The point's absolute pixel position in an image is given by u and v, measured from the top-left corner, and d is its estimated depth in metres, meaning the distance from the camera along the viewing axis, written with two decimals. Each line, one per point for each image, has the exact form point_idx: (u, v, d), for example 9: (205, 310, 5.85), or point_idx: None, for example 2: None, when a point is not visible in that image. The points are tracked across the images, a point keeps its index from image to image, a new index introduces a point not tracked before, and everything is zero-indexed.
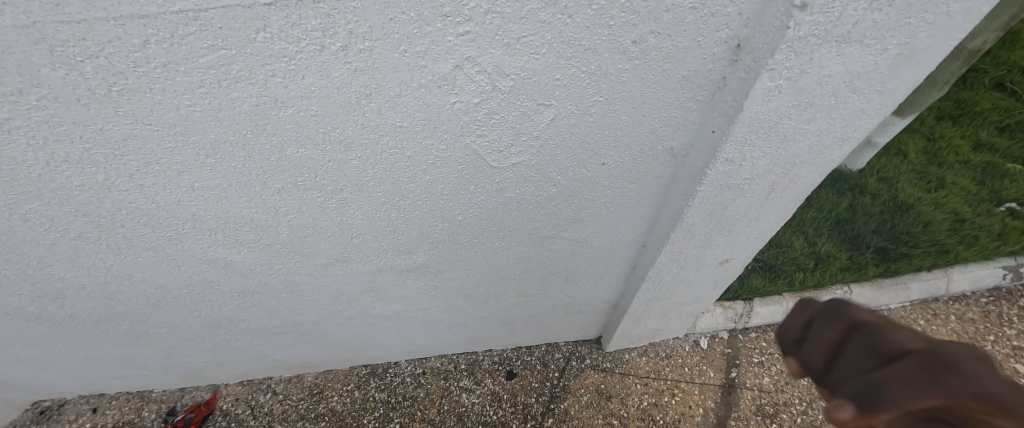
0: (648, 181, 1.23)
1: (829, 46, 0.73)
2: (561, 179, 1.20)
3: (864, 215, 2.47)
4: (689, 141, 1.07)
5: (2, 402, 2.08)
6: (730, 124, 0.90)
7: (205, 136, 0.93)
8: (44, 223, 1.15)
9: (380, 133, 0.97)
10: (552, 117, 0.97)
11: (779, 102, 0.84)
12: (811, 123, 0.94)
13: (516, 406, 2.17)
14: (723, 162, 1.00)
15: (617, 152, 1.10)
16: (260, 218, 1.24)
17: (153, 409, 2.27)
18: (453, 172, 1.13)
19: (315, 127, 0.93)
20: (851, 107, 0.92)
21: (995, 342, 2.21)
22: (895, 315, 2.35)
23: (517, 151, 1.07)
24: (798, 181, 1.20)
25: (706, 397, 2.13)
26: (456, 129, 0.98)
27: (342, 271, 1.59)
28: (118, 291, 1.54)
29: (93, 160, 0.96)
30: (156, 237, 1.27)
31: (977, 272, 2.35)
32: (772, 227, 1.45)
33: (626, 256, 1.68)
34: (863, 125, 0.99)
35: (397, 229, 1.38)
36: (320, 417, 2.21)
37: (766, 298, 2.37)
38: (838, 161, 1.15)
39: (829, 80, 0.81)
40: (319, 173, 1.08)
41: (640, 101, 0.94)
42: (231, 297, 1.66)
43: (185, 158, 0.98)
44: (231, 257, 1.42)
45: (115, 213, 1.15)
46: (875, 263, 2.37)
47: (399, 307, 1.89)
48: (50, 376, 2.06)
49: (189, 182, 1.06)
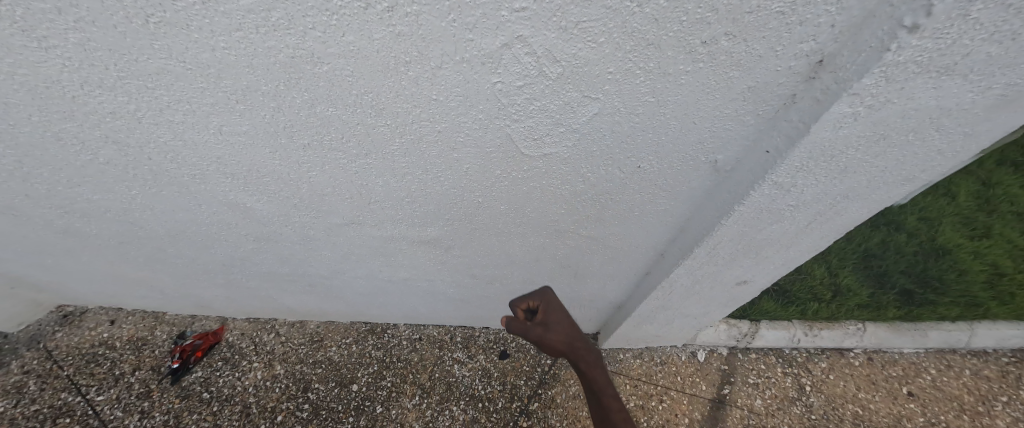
0: (681, 192, 1.17)
1: (926, 77, 0.65)
2: (591, 176, 1.14)
3: (895, 254, 2.33)
4: (736, 157, 1.00)
5: (30, 300, 2.21)
6: (790, 146, 0.83)
7: (237, 82, 0.90)
8: (75, 145, 1.16)
9: (413, 103, 0.93)
10: (597, 111, 0.90)
11: (851, 130, 0.77)
12: (878, 157, 0.87)
13: (504, 385, 2.18)
14: (770, 185, 0.94)
15: (656, 158, 1.04)
16: (283, 170, 1.23)
17: (165, 330, 2.36)
18: (481, 154, 1.08)
19: (348, 89, 0.90)
20: (927, 145, 0.84)
21: (1007, 404, 2.06)
22: (906, 359, 2.26)
23: (552, 141, 1.01)
24: (844, 214, 1.12)
25: (694, 408, 2.11)
26: (492, 110, 0.93)
27: (355, 234, 1.58)
28: (141, 219, 1.56)
29: (126, 90, 0.94)
30: (180, 174, 1.27)
31: (1005, 331, 2.19)
32: (803, 257, 1.38)
33: (642, 262, 1.63)
34: (933, 166, 0.91)
35: (415, 201, 1.35)
36: (318, 363, 2.27)
37: (774, 322, 2.31)
38: (892, 200, 1.07)
39: (913, 114, 0.74)
40: (346, 134, 1.05)
41: (694, 108, 0.87)
42: (246, 240, 1.68)
43: (215, 101, 0.96)
44: (250, 204, 1.42)
45: (143, 145, 1.14)
46: (897, 305, 2.27)
47: (406, 274, 1.89)
48: (73, 285, 2.15)
49: (217, 125, 1.04)
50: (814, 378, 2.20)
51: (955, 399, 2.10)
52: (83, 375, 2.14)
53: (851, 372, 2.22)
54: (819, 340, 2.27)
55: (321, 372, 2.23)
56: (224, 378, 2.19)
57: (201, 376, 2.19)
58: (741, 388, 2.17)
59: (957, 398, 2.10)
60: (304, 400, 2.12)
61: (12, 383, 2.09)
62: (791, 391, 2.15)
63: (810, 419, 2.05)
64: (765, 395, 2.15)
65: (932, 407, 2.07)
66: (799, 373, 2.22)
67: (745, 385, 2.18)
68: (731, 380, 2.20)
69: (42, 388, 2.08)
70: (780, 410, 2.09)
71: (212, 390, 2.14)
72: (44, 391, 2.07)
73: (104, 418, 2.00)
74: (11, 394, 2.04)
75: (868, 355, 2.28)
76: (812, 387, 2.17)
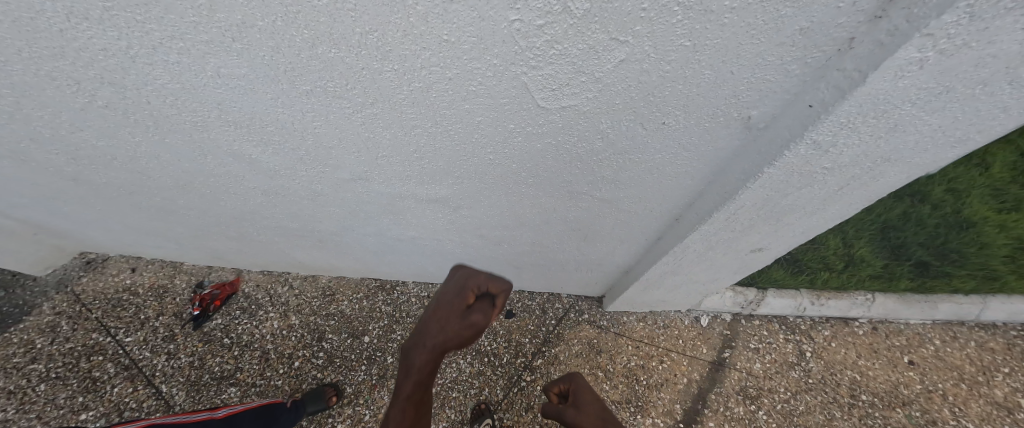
0: (706, 152, 1.10)
1: (1018, 15, 0.56)
2: (611, 133, 1.07)
3: (915, 227, 2.11)
4: (772, 113, 0.92)
5: (54, 247, 2.25)
6: (840, 99, 0.75)
7: (232, 16, 0.82)
8: (71, 86, 1.09)
9: (422, 45, 0.85)
10: (624, 58, 0.82)
11: (912, 80, 0.69)
12: (934, 113, 0.79)
13: (509, 342, 2.23)
14: (808, 144, 0.87)
15: (683, 113, 0.96)
16: (285, 120, 1.17)
17: (184, 279, 2.41)
18: (495, 106, 1.01)
19: (350, 27, 0.82)
20: (992, 100, 0.76)
21: (1007, 375, 2.09)
22: (911, 331, 2.26)
23: (572, 92, 0.93)
24: (879, 179, 1.06)
25: (694, 369, 2.15)
26: (508, 55, 0.85)
27: (362, 190, 1.55)
28: (148, 168, 1.54)
29: (113, 24, 0.86)
30: (181, 121, 1.22)
31: (1019, 305, 2.19)
32: (825, 224, 1.33)
33: (656, 225, 1.58)
34: (993, 126, 0.84)
35: (423, 158, 1.30)
36: (331, 315, 2.32)
37: (780, 290, 2.29)
38: (936, 164, 1.00)
39: (989, 61, 0.65)
40: (351, 82, 0.98)
41: (733, 54, 0.78)
42: (254, 193, 1.66)
43: (210, 38, 0.88)
44: (255, 156, 1.38)
45: (140, 88, 1.08)
46: (910, 276, 2.22)
47: (413, 233, 1.87)
48: (91, 233, 2.18)
49: (215, 67, 0.97)
50: (816, 345, 2.22)
51: (955, 369, 2.12)
52: (111, 318, 2.22)
53: (854, 340, 2.23)
54: (825, 308, 2.27)
55: (334, 324, 2.29)
56: (243, 326, 2.26)
57: (221, 323, 2.26)
58: (741, 352, 2.20)
59: (958, 368, 2.12)
60: (319, 349, 2.20)
61: (45, 322, 2.17)
62: (791, 357, 2.19)
63: (806, 383, 2.10)
64: (764, 360, 2.18)
65: (931, 375, 2.11)
66: (801, 340, 2.24)
67: (746, 350, 2.21)
68: (732, 344, 2.23)
69: (73, 328, 2.17)
70: (779, 373, 2.13)
71: (233, 336, 2.22)
72: (76, 330, 2.16)
73: (133, 358, 2.12)
74: (46, 333, 2.14)
75: (873, 324, 2.29)
76: (813, 354, 2.19)
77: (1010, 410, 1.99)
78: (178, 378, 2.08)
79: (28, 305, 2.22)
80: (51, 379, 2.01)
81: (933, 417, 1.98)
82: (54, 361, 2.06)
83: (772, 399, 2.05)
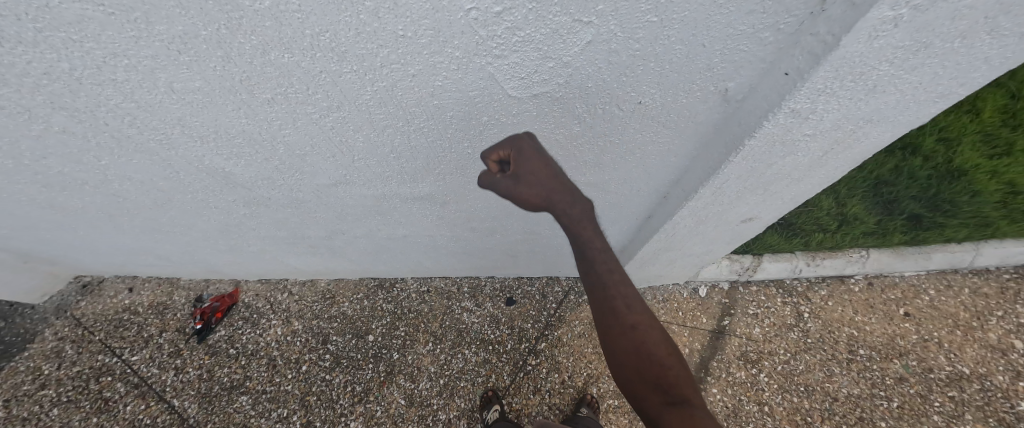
0: (687, 128, 1.07)
1: None
2: (587, 117, 1.04)
3: (907, 180, 2.08)
4: (750, 84, 0.89)
5: (46, 274, 2.22)
6: (815, 65, 0.72)
7: (172, 27, 0.77)
8: (23, 113, 1.04)
9: (379, 43, 0.80)
10: (590, 39, 0.79)
11: (887, 40, 0.66)
12: (914, 71, 0.76)
13: (512, 329, 2.25)
14: (787, 113, 0.84)
15: (659, 90, 0.92)
16: (254, 131, 1.13)
17: (182, 295, 2.39)
18: (466, 99, 0.98)
19: (300, 29, 0.78)
20: (974, 52, 0.73)
21: (1001, 318, 2.12)
22: (906, 282, 2.28)
23: (542, 79, 0.90)
24: (865, 140, 1.04)
25: (695, 339, 2.17)
26: (470, 45, 0.81)
27: (345, 193, 1.52)
28: (123, 189, 1.50)
29: (51, 45, 0.81)
30: (146, 140, 1.18)
31: (1012, 248, 2.19)
32: (813, 189, 1.31)
33: (645, 204, 1.56)
34: (976, 78, 0.81)
35: (402, 157, 1.27)
36: (333, 318, 2.32)
37: (776, 255, 2.30)
38: (922, 120, 0.97)
39: (966, 13, 0.63)
40: (312, 86, 0.94)
41: (703, 26, 0.75)
42: (237, 206, 1.62)
43: (156, 52, 0.84)
44: (230, 168, 1.34)
45: (96, 110, 1.03)
46: (903, 231, 2.21)
47: (405, 231, 1.85)
48: (80, 257, 2.15)
49: (167, 82, 0.93)
50: (813, 305, 2.25)
51: (951, 316, 2.15)
52: (115, 338, 2.22)
53: (851, 297, 2.25)
54: (821, 268, 2.29)
55: (337, 326, 2.29)
56: (247, 335, 2.26)
57: (225, 334, 2.26)
58: (740, 319, 2.22)
59: (953, 315, 2.15)
60: (325, 351, 2.21)
61: (50, 348, 2.16)
62: (790, 318, 2.21)
63: (806, 342, 2.13)
64: (763, 324, 2.20)
65: (927, 325, 2.13)
66: (799, 302, 2.26)
67: (745, 316, 2.23)
68: (731, 312, 2.25)
69: (79, 351, 2.16)
70: (779, 336, 2.16)
71: (238, 346, 2.23)
72: (82, 354, 2.16)
73: (143, 375, 2.12)
74: (53, 359, 2.13)
75: (868, 280, 2.30)
76: (811, 314, 2.22)
77: (1004, 351, 2.02)
78: (189, 391, 2.09)
79: (30, 333, 2.21)
80: (64, 402, 2.01)
81: (930, 365, 2.02)
82: (65, 385, 2.06)
83: (773, 361, 2.08)
